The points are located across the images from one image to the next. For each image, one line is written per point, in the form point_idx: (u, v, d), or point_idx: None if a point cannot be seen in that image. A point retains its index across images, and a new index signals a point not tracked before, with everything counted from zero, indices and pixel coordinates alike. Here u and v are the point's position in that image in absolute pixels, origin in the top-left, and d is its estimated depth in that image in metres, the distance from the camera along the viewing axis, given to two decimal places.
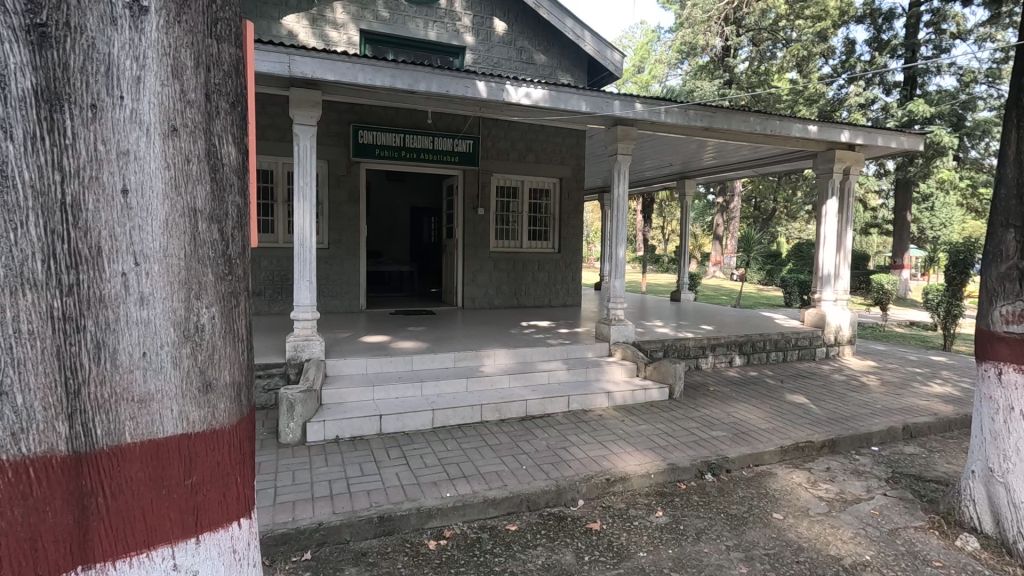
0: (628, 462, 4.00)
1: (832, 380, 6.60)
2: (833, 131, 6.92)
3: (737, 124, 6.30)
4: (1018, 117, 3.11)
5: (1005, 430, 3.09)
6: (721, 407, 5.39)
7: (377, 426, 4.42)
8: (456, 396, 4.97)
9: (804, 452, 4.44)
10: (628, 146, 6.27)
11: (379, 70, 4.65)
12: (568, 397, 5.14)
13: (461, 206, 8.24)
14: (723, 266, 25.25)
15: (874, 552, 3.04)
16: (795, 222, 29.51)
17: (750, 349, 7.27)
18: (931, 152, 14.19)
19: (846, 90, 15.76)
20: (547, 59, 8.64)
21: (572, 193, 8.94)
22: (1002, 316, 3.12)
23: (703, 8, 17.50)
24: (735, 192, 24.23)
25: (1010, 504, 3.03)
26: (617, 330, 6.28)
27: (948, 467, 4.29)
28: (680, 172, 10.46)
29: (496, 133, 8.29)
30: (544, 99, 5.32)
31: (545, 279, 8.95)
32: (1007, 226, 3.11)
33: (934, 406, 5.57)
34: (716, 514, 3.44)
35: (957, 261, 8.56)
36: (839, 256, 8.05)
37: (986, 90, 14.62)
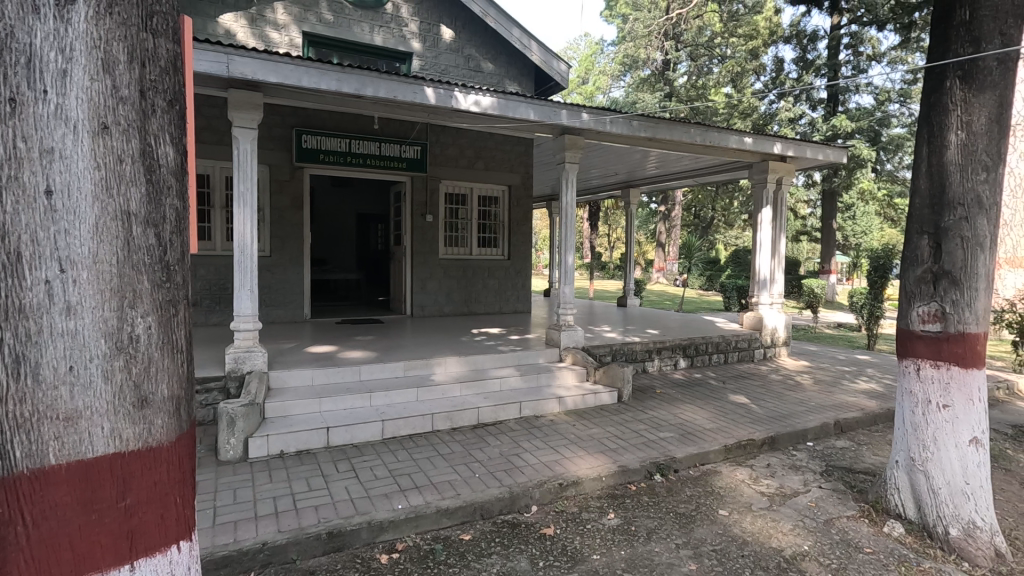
0: (581, 466, 4.05)
1: (770, 380, 6.93)
2: (766, 143, 7.31)
3: (679, 135, 6.54)
4: (928, 134, 3.35)
5: (923, 423, 3.32)
6: (668, 409, 5.54)
7: (325, 439, 4.28)
8: (407, 405, 4.88)
9: (746, 449, 4.62)
10: (576, 155, 6.38)
11: (323, 73, 4.53)
12: (520, 404, 5.15)
13: (410, 212, 8.15)
14: (666, 272, 26.25)
15: (812, 542, 3.20)
16: (732, 230, 31.00)
17: (694, 351, 7.54)
18: (852, 165, 15.27)
19: (777, 105, 16.73)
20: (495, 67, 8.70)
21: (521, 200, 8.99)
22: (919, 316, 3.35)
23: (644, 24, 18.25)
24: (677, 202, 25.22)
25: (929, 491, 3.27)
26: (567, 335, 6.35)
27: (875, 458, 4.58)
28: (626, 181, 10.76)
29: (444, 140, 8.25)
30: (493, 107, 5.33)
31: (496, 285, 8.97)
32: (922, 233, 3.35)
33: (862, 402, 5.95)
34: (666, 514, 3.52)
35: (878, 266, 9.25)
36: (774, 262, 8.38)
37: (900, 108, 15.85)
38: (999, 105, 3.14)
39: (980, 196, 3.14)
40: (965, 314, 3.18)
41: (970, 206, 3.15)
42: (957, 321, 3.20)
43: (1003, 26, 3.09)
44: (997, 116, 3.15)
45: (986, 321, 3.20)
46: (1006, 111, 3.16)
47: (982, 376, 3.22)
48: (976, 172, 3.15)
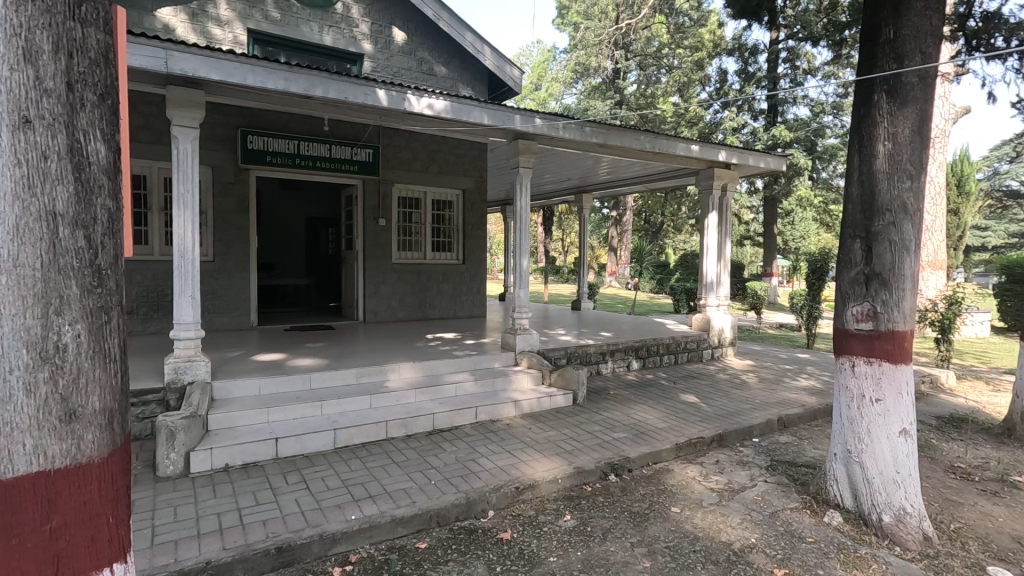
0: (537, 469, 4.06)
1: (718, 379, 7.17)
2: (711, 151, 7.58)
3: (630, 142, 6.69)
4: (859, 144, 3.56)
5: (858, 416, 3.51)
6: (622, 410, 5.64)
7: (273, 450, 4.12)
8: (360, 413, 4.77)
9: (696, 447, 4.76)
10: (529, 160, 6.43)
11: (270, 72, 4.39)
12: (476, 408, 5.13)
13: (362, 216, 7.99)
14: (618, 276, 26.80)
15: (759, 535, 3.32)
16: (680, 235, 32.00)
17: (646, 353, 7.71)
18: (791, 172, 16.07)
19: (721, 115, 17.42)
20: (448, 71, 8.67)
21: (475, 204, 8.98)
22: (854, 315, 3.54)
23: (595, 33, 18.65)
24: (628, 207, 25.83)
25: (864, 480, 3.46)
26: (522, 339, 6.37)
27: (815, 452, 4.81)
28: (579, 186, 10.93)
29: (397, 143, 8.14)
30: (446, 110, 5.30)
31: (451, 290, 8.91)
32: (854, 237, 3.55)
33: (803, 399, 6.24)
34: (620, 513, 3.58)
35: (815, 269, 9.74)
36: (721, 265, 8.69)
37: (833, 119, 16.80)
38: (921, 118, 3.37)
39: (906, 202, 3.36)
40: (894, 313, 3.39)
41: (897, 212, 3.36)
42: (888, 320, 3.40)
43: (923, 45, 3.33)
44: (919, 129, 3.38)
45: (913, 319, 3.41)
46: (927, 124, 3.40)
47: (910, 372, 3.43)
48: (902, 180, 3.36)
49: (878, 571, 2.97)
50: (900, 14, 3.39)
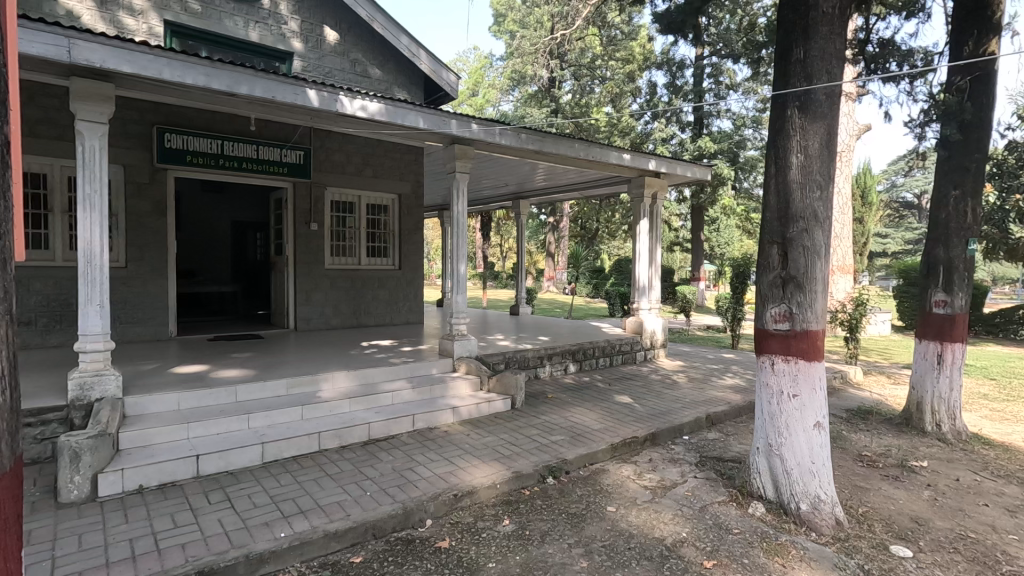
0: (475, 475, 4.04)
1: (651, 379, 7.43)
2: (642, 160, 7.87)
3: (565, 149, 6.83)
4: (774, 156, 3.80)
5: (778, 411, 3.73)
6: (559, 412, 5.72)
7: (194, 468, 3.87)
8: (291, 426, 4.57)
9: (631, 446, 4.90)
10: (466, 165, 6.42)
11: (189, 67, 4.15)
12: (413, 416, 5.04)
13: (292, 220, 7.68)
14: (555, 281, 27.29)
15: (689, 529, 3.45)
16: (615, 241, 33.03)
17: (582, 356, 7.86)
18: (715, 182, 16.97)
19: (651, 125, 18.15)
20: (383, 73, 8.53)
21: (411, 209, 8.85)
22: (772, 316, 3.76)
23: (531, 41, 18.97)
24: (564, 213, 26.37)
25: (784, 471, 3.68)
26: (460, 345, 6.33)
27: (741, 447, 5.07)
28: (516, 192, 11.03)
29: (330, 145, 7.91)
30: (380, 113, 5.20)
31: (387, 296, 8.74)
32: (772, 243, 3.77)
33: (728, 396, 6.57)
34: (558, 515, 3.61)
35: (739, 273, 10.29)
36: (652, 270, 9.01)
37: (753, 133, 17.88)
38: (828, 132, 3.65)
39: (816, 211, 3.62)
40: (808, 314, 3.63)
41: (809, 220, 3.61)
42: (802, 320, 3.64)
43: (828, 65, 3.62)
44: (827, 142, 3.65)
45: (825, 319, 3.67)
46: (833, 139, 3.67)
47: (824, 368, 3.68)
48: (813, 190, 3.62)
49: (797, 556, 3.16)
50: (808, 36, 3.66)
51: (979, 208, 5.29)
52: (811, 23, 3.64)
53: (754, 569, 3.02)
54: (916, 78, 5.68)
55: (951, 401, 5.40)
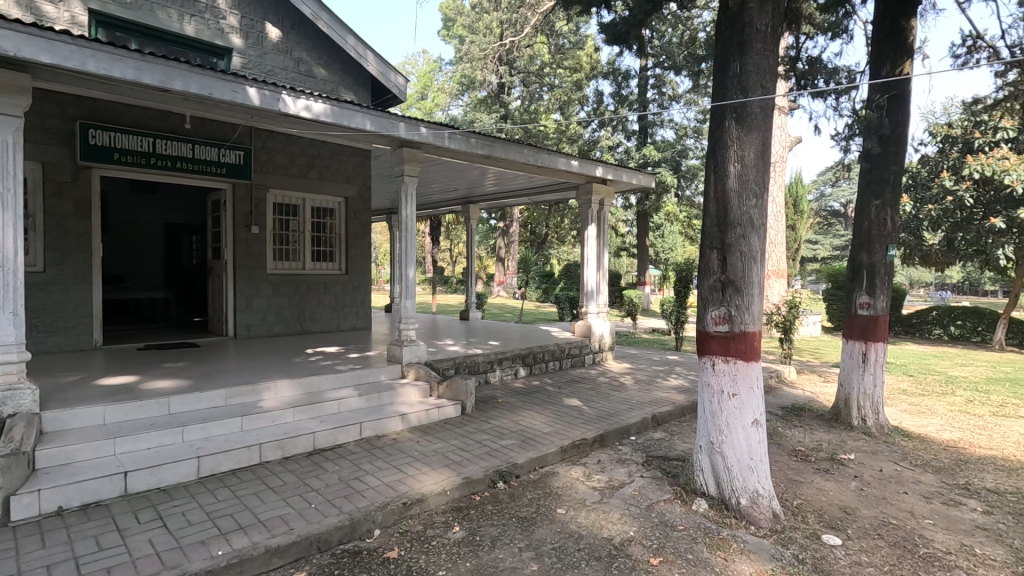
0: (425, 483, 3.98)
1: (599, 382, 7.56)
2: (589, 167, 8.03)
3: (514, 155, 6.88)
4: (713, 165, 3.96)
5: (719, 410, 3.88)
6: (509, 417, 5.73)
7: (121, 486, 3.63)
8: (229, 438, 4.36)
9: (580, 448, 4.96)
10: (414, 168, 6.36)
11: (117, 59, 3.91)
12: (361, 424, 4.92)
13: (231, 223, 7.36)
14: (505, 286, 27.43)
15: (636, 528, 3.52)
16: (563, 246, 33.54)
17: (532, 360, 7.92)
18: (660, 190, 17.54)
19: (598, 133, 18.57)
20: (328, 74, 8.34)
21: (358, 213, 8.66)
22: (713, 318, 3.91)
23: (480, 47, 19.04)
24: (513, 219, 26.56)
25: (725, 468, 3.82)
26: (409, 350, 6.23)
27: (684, 445, 5.23)
28: (466, 197, 11.01)
29: (272, 145, 7.64)
30: (325, 113, 5.07)
31: (333, 302, 8.51)
32: (712, 248, 3.92)
33: (672, 397, 6.78)
34: (509, 519, 3.61)
35: (682, 278, 10.65)
36: (600, 275, 9.20)
37: (694, 142, 18.59)
38: (763, 143, 3.84)
39: (753, 218, 3.79)
40: (745, 316, 3.80)
41: (746, 226, 3.78)
42: (740, 321, 3.81)
43: (763, 80, 3.81)
44: (761, 153, 3.84)
45: (761, 321, 3.84)
46: (767, 149, 3.87)
47: (761, 368, 3.86)
48: (749, 198, 3.80)
49: (737, 549, 3.28)
50: (744, 52, 3.85)
51: (897, 216, 5.70)
52: (746, 39, 3.83)
53: (698, 564, 3.12)
54: (841, 95, 6.07)
55: (874, 397, 5.78)
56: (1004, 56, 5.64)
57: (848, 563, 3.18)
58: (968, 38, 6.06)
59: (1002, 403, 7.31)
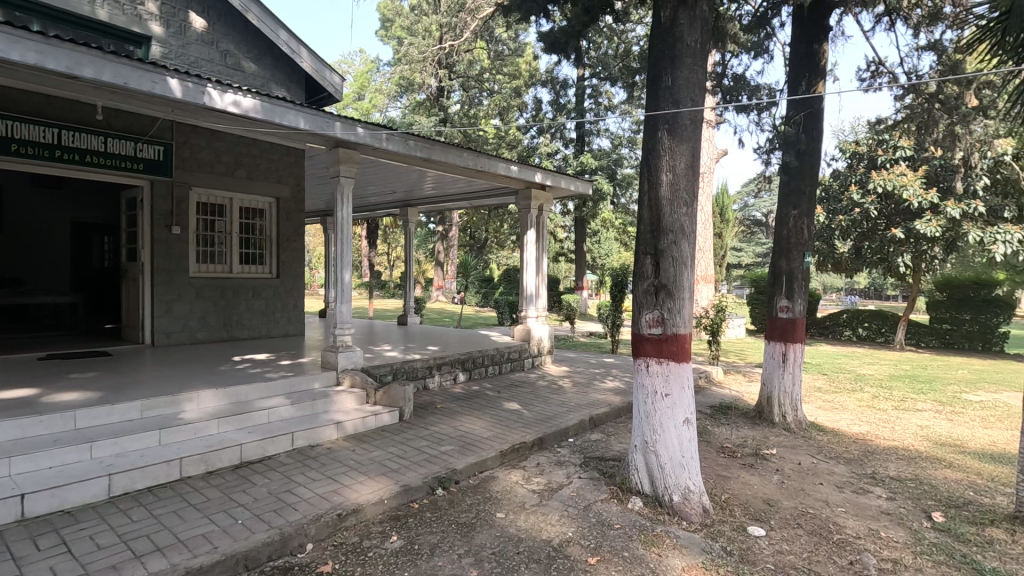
0: (361, 492, 3.86)
1: (538, 385, 7.63)
2: (528, 172, 8.11)
3: (453, 159, 6.85)
4: (647, 173, 4.10)
5: (653, 410, 4.00)
6: (449, 422, 5.67)
7: (18, 510, 3.29)
8: (145, 453, 4.05)
9: (519, 452, 4.98)
10: (351, 169, 6.19)
11: (17, 41, 3.54)
12: (292, 434, 4.72)
13: (149, 222, 6.88)
14: (444, 290, 27.23)
15: (574, 528, 3.57)
16: (503, 251, 33.71)
17: (471, 365, 7.88)
18: (596, 197, 18.00)
19: (537, 140, 18.85)
20: (258, 68, 8.00)
21: (291, 214, 8.33)
22: (648, 321, 4.03)
23: (419, 50, 18.88)
24: (453, 223, 26.46)
25: (659, 466, 3.95)
26: (344, 357, 6.04)
27: (620, 446, 5.36)
28: (404, 200, 10.84)
29: (195, 141, 7.21)
30: (254, 109, 4.85)
31: (262, 307, 8.14)
32: (646, 254, 4.04)
33: (609, 398, 6.95)
34: (447, 526, 3.57)
35: (617, 282, 10.95)
36: (539, 279, 9.29)
37: (629, 152, 19.21)
38: (692, 153, 4.02)
39: (683, 225, 3.96)
40: (677, 319, 3.95)
41: (677, 233, 3.94)
42: (672, 324, 3.96)
43: (692, 93, 3.99)
44: (691, 163, 4.01)
45: (691, 323, 4.01)
46: (697, 159, 4.05)
47: (691, 368, 4.03)
48: (680, 206, 3.96)
49: (670, 545, 3.39)
50: (675, 65, 4.02)
51: (813, 225, 6.12)
52: (677, 54, 4.01)
53: (634, 561, 3.20)
54: (763, 111, 6.46)
55: (793, 395, 6.17)
56: (902, 81, 6.20)
57: (771, 552, 3.36)
58: (872, 63, 6.62)
59: (903, 398, 8.00)
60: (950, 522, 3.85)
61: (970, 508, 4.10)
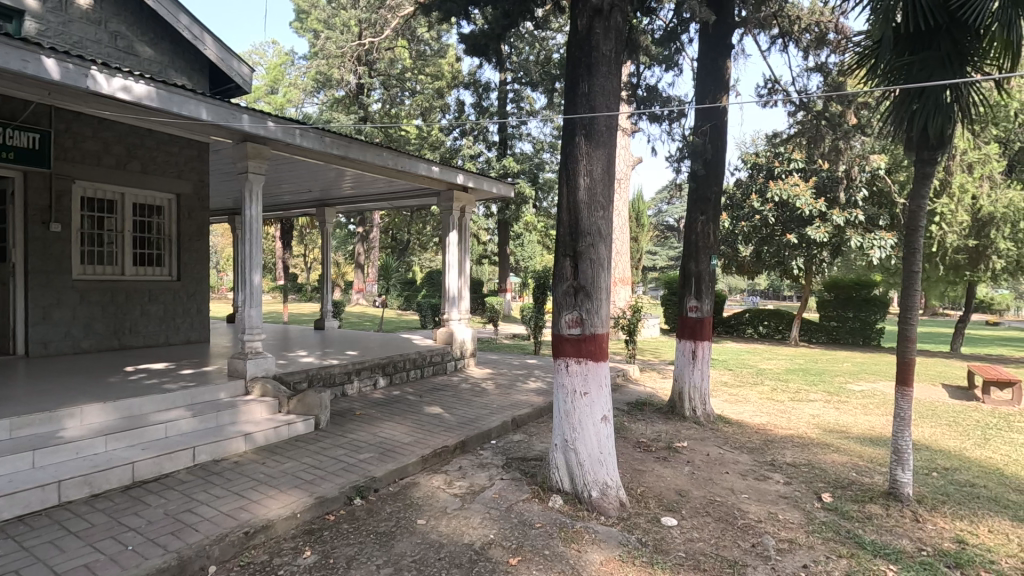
0: (271, 507, 3.64)
1: (461, 388, 7.58)
2: (450, 173, 8.05)
3: (372, 158, 6.66)
4: (565, 177, 4.18)
5: (573, 408, 4.08)
6: (368, 429, 5.49)
7: None
8: (15, 477, 3.59)
9: (441, 456, 4.90)
10: (260, 165, 5.86)
11: None
12: (194, 449, 4.37)
13: (23, 218, 6.14)
14: (365, 293, 26.49)
15: (496, 530, 3.56)
16: (426, 253, 33.28)
17: (392, 369, 7.69)
18: (519, 200, 18.22)
19: (460, 142, 18.80)
20: (154, 53, 7.37)
21: (193, 212, 7.75)
22: (568, 322, 4.10)
23: (336, 44, 18.25)
24: (374, 224, 25.81)
25: (578, 464, 4.03)
26: (254, 364, 5.68)
27: (541, 445, 5.43)
28: (320, 199, 10.40)
29: (80, 130, 6.51)
30: (149, 97, 4.45)
31: (160, 312, 7.51)
32: (565, 255, 4.12)
33: (531, 399, 7.03)
34: (366, 536, 3.44)
35: (540, 284, 11.12)
36: (461, 281, 9.25)
37: (551, 156, 19.61)
38: (608, 159, 4.14)
39: (601, 228, 4.07)
40: (594, 319, 4.06)
41: (595, 236, 4.04)
42: (591, 325, 4.06)
43: (607, 100, 4.11)
44: (606, 168, 4.14)
45: (609, 323, 4.13)
46: (612, 164, 4.18)
47: (608, 367, 4.15)
48: (597, 210, 4.07)
49: (589, 540, 3.47)
50: (591, 73, 4.14)
51: (718, 231, 6.52)
52: (593, 61, 4.13)
53: (555, 558, 3.24)
54: (674, 120, 6.79)
55: (702, 389, 6.53)
56: (794, 99, 6.76)
57: (682, 540, 3.53)
58: (768, 81, 7.16)
59: (797, 390, 8.71)
60: (836, 502, 4.23)
61: (853, 488, 4.53)
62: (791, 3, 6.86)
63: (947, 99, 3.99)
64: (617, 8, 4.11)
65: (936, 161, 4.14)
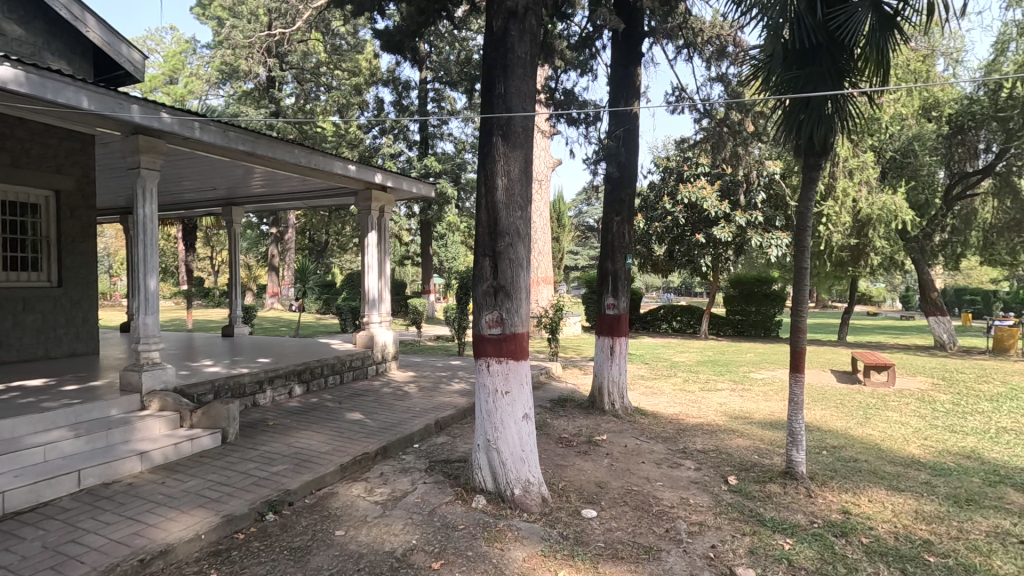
0: (172, 529, 3.37)
1: (382, 393, 7.40)
2: (368, 172, 7.81)
3: (282, 154, 6.32)
4: (483, 178, 4.18)
5: (494, 407, 4.10)
6: (282, 440, 5.21)
7: None
8: None
9: (361, 464, 4.75)
10: (155, 160, 5.40)
11: None
12: (79, 472, 3.97)
13: None
14: (280, 297, 25.20)
15: (418, 535, 3.50)
16: (346, 254, 32.25)
17: (308, 376, 7.37)
18: (441, 200, 18.05)
19: (379, 140, 18.33)
20: (25, 33, 6.58)
21: (76, 210, 7.02)
22: (488, 322, 4.12)
23: (243, 33, 17.23)
24: (288, 225, 24.60)
25: (500, 463, 4.05)
26: (151, 377, 5.24)
27: (464, 446, 5.40)
28: (227, 197, 9.77)
29: None
30: (16, 82, 3.96)
31: (37, 322, 6.75)
32: (485, 255, 4.12)
33: (454, 400, 6.99)
34: (279, 553, 3.27)
35: (463, 285, 11.07)
36: (382, 283, 9.03)
37: (472, 156, 19.59)
38: (525, 160, 4.20)
39: (519, 228, 4.11)
40: (514, 319, 4.09)
41: (514, 235, 4.08)
42: (510, 324, 4.09)
43: (523, 101, 4.15)
44: (524, 168, 4.18)
45: (528, 322, 4.18)
46: (529, 165, 4.23)
47: (528, 365, 4.20)
48: (516, 209, 4.11)
49: (512, 537, 3.50)
50: (507, 74, 4.17)
51: (632, 231, 6.77)
52: (509, 63, 4.16)
53: (478, 559, 3.23)
54: (589, 124, 7.02)
55: (619, 383, 6.78)
56: (699, 108, 7.17)
57: (602, 531, 3.64)
58: (676, 89, 7.53)
59: (706, 380, 9.24)
60: (741, 483, 4.53)
61: (756, 469, 4.87)
62: (693, 16, 7.24)
63: (828, 111, 4.37)
64: (532, 11, 4.16)
65: (819, 167, 4.53)
